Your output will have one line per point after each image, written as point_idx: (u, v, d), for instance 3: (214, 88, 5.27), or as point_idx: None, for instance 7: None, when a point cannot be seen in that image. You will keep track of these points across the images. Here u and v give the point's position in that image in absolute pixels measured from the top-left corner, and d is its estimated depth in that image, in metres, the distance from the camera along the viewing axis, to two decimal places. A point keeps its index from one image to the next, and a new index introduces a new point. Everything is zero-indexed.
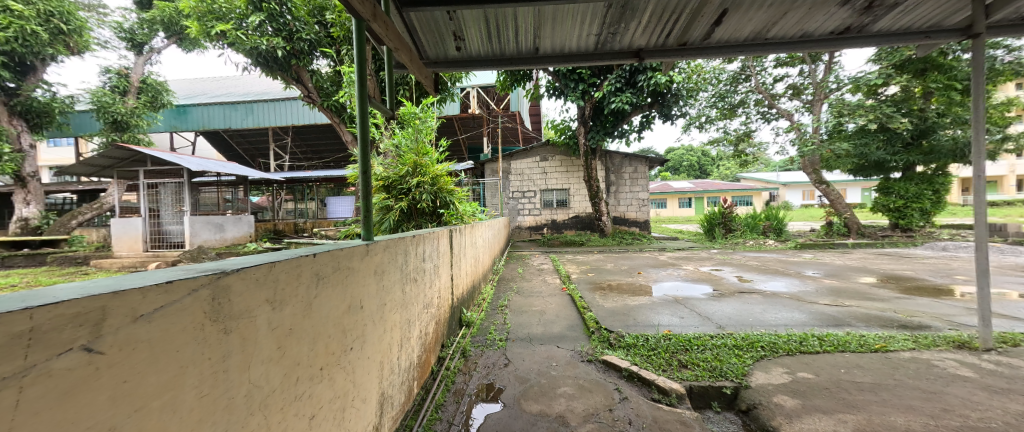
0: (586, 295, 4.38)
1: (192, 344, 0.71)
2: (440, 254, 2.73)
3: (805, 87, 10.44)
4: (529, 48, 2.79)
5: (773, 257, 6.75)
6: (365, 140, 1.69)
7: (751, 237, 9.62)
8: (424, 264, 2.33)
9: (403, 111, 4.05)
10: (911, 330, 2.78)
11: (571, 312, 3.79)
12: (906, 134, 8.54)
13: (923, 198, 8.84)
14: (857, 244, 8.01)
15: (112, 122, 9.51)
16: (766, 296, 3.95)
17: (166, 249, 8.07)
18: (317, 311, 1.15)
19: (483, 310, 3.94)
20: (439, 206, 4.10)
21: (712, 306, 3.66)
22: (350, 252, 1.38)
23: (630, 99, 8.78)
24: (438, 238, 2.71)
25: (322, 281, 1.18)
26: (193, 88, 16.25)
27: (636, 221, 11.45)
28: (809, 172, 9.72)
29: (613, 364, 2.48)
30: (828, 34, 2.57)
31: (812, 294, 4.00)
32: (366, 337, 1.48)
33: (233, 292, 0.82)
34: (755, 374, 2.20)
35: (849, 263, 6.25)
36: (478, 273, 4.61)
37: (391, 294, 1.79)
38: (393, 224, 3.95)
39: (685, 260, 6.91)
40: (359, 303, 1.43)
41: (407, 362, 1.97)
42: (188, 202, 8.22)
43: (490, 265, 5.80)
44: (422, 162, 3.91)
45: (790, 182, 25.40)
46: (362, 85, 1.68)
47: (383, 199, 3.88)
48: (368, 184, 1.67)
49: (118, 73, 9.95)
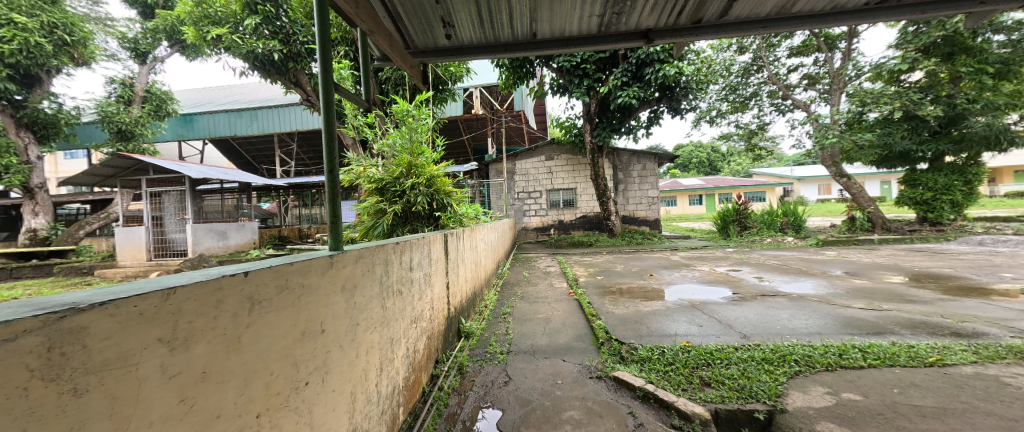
0: (595, 301, 4.10)
1: (10, 424, 0.49)
2: (432, 261, 2.51)
3: (820, 77, 10.02)
4: (526, 34, 2.53)
5: (795, 256, 6.37)
6: (332, 134, 1.47)
7: (768, 234, 9.19)
8: (412, 273, 2.10)
9: (396, 109, 3.83)
10: (967, 338, 2.44)
11: (579, 320, 3.51)
12: (933, 123, 8.04)
13: (953, 189, 8.32)
14: (884, 240, 7.54)
15: (117, 132, 9.58)
16: (791, 300, 3.62)
17: (170, 257, 8.07)
18: (251, 344, 0.92)
19: (484, 319, 3.69)
20: (436, 209, 3.87)
21: (733, 312, 3.34)
22: (305, 267, 1.15)
23: (638, 93, 8.39)
24: (429, 243, 2.48)
25: (260, 305, 0.95)
26: (200, 97, 16.41)
27: (646, 219, 11.08)
28: (828, 166, 9.24)
29: (625, 382, 2.21)
30: (863, 4, 2.25)
31: (843, 297, 3.65)
32: (330, 366, 1.26)
33: (91, 335, 0.58)
34: (791, 394, 1.91)
35: (878, 260, 5.83)
36: (480, 278, 4.37)
37: (368, 310, 1.57)
38: (387, 229, 3.74)
39: (698, 260, 6.57)
40: (317, 327, 1.20)
41: (391, 387, 1.74)
42: (190, 210, 8.19)
43: (493, 270, 5.54)
44: (417, 162, 3.69)
45: (805, 176, 24.60)
46: (325, 67, 1.47)
47: (377, 203, 3.68)
48: (335, 186, 1.45)
49: (123, 82, 9.90)
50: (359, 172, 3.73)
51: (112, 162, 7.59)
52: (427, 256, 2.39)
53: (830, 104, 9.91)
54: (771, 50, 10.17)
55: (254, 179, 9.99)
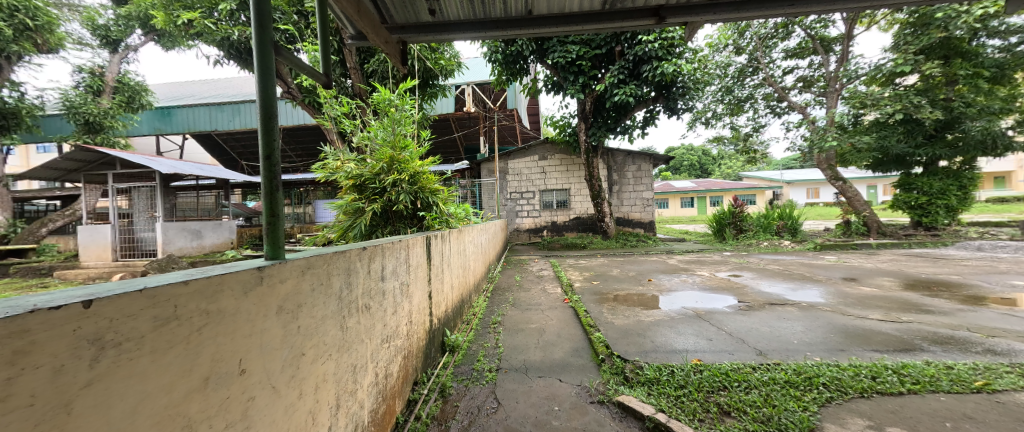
0: (592, 309, 3.82)
1: None
2: (410, 268, 2.18)
3: (815, 79, 9.95)
4: (521, 6, 2.16)
5: (795, 260, 6.20)
6: (270, 112, 1.13)
7: (765, 237, 9.03)
8: (383, 285, 1.77)
9: (376, 99, 3.50)
10: (1004, 356, 2.22)
11: (575, 331, 3.21)
12: (929, 126, 7.98)
13: (948, 194, 8.26)
14: (882, 244, 7.44)
15: (84, 124, 9.01)
16: (803, 309, 3.38)
17: (138, 258, 7.57)
18: (89, 416, 0.58)
19: (472, 330, 3.37)
20: (420, 208, 3.53)
21: (741, 323, 3.08)
22: (213, 286, 0.82)
23: (635, 91, 8.13)
24: (407, 248, 2.15)
25: (117, 349, 0.63)
26: (180, 91, 15.72)
27: (640, 221, 10.88)
28: (823, 169, 9.15)
29: (632, 410, 1.91)
30: None
31: (856, 306, 3.43)
32: (251, 418, 0.92)
33: None
34: (826, 428, 1.64)
35: (881, 265, 5.65)
36: (468, 283, 4.06)
37: (321, 333, 1.24)
38: (365, 230, 3.39)
39: (696, 264, 6.35)
40: (233, 368, 0.86)
41: (352, 427, 1.41)
42: (161, 208, 7.69)
43: (483, 274, 5.20)
44: (400, 157, 3.36)
45: (795, 180, 24.78)
46: (261, 22, 1.12)
47: (354, 201, 3.34)
48: (274, 175, 1.11)
49: (91, 72, 9.35)
50: (336, 166, 3.38)
51: (75, 155, 7.04)
52: (403, 261, 2.07)
53: (825, 107, 9.84)
54: (767, 51, 10.07)
55: (233, 176, 9.49)
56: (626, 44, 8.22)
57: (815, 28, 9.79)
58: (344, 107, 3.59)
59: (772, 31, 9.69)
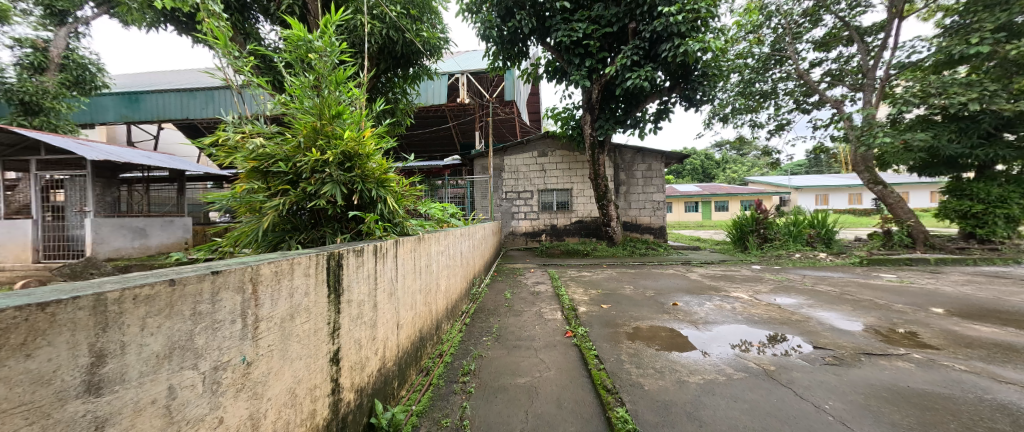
0: (605, 352, 2.71)
1: None
2: (250, 326, 1.04)
3: (847, 72, 8.92)
4: None
5: (850, 280, 5.06)
6: None
7: (795, 248, 7.88)
8: (85, 410, 0.65)
9: (290, 41, 2.36)
10: None
11: (584, 397, 2.11)
12: (987, 123, 6.83)
13: (1011, 202, 7.01)
14: (942, 260, 6.34)
15: (19, 103, 7.86)
16: (923, 367, 2.24)
17: (66, 258, 6.50)
18: None
19: (426, 390, 2.26)
20: (360, 206, 2.43)
21: (844, 391, 1.97)
22: None
23: (650, 74, 6.93)
24: (246, 288, 1.02)
25: None
26: (156, 79, 14.75)
27: (649, 226, 9.77)
28: (860, 171, 8.04)
29: None
30: None
31: (1005, 365, 2.25)
32: None
33: None
34: None
35: (962, 287, 4.50)
36: (435, 310, 2.97)
37: None
38: (273, 238, 2.29)
39: (727, 281, 5.24)
40: None
41: None
42: (93, 202, 6.62)
43: (462, 291, 4.08)
44: (327, 127, 2.25)
45: (804, 185, 23.62)
46: None
47: (253, 193, 2.23)
48: None
49: (33, 46, 8.32)
50: (234, 142, 2.26)
51: None
52: (229, 318, 0.97)
53: (861, 102, 8.74)
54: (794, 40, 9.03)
55: (192, 167, 8.36)
56: (642, 20, 7.10)
57: (847, 14, 8.78)
58: (250, 57, 2.47)
59: (800, 18, 8.65)
